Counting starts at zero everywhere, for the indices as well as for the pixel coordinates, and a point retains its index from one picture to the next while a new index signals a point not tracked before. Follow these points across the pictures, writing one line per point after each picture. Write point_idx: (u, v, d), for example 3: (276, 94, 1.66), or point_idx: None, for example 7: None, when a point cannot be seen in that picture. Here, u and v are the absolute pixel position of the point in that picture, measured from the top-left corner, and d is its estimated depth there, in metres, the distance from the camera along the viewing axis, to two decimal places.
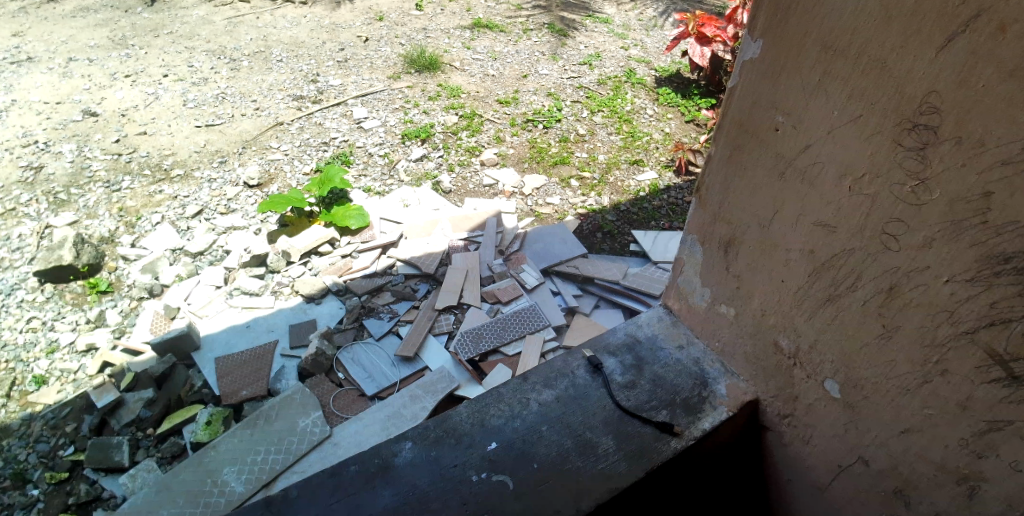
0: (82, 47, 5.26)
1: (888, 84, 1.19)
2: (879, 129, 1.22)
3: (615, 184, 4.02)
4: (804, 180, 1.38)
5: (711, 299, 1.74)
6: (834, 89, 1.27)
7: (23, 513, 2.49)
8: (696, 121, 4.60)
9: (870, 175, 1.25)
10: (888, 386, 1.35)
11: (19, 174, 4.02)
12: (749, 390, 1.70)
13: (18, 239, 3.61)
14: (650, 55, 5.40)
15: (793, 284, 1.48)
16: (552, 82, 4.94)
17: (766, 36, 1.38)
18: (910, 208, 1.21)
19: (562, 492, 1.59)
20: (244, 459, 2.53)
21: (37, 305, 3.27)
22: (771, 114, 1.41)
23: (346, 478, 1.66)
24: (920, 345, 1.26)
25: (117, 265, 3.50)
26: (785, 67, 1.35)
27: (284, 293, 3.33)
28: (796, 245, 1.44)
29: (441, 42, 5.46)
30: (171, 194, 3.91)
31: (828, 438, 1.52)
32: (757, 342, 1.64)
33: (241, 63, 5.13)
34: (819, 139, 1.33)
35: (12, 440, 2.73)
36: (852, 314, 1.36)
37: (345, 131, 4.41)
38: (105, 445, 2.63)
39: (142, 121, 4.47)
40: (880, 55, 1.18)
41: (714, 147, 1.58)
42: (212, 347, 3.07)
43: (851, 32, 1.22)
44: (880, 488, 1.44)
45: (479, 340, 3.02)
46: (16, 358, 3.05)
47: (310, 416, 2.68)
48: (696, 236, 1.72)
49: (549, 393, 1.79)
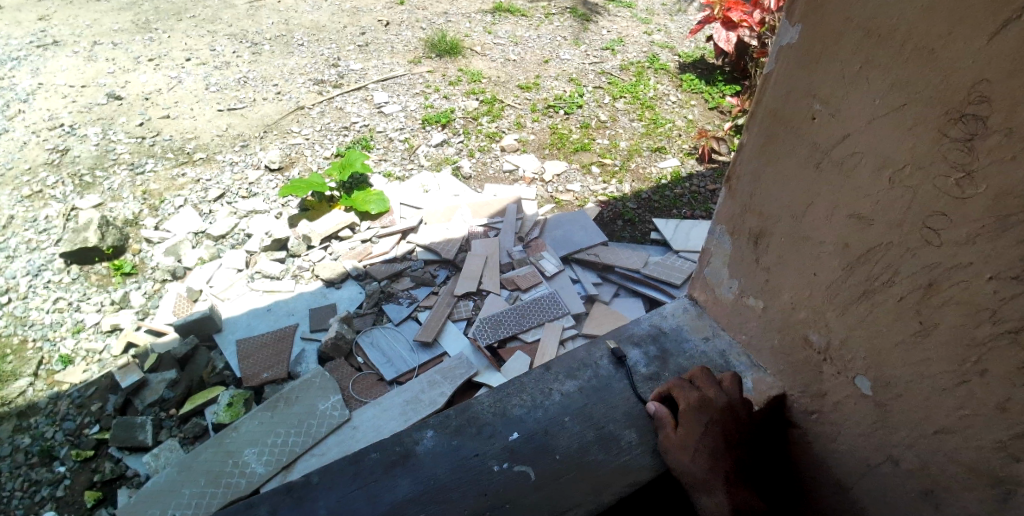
0: (107, 31, 5.29)
1: (934, 72, 1.14)
2: (923, 120, 1.17)
3: (637, 171, 3.96)
4: (840, 171, 1.34)
5: (738, 291, 1.70)
6: (876, 76, 1.23)
7: (50, 490, 2.53)
8: (720, 108, 4.52)
9: (911, 167, 1.21)
10: (922, 385, 1.31)
11: (46, 157, 4.07)
12: (775, 385, 1.66)
13: (45, 221, 3.66)
14: (674, 40, 5.30)
15: (824, 277, 1.44)
16: (574, 68, 4.88)
17: (804, 20, 1.33)
18: (952, 201, 1.17)
19: (583, 484, 1.59)
20: (264, 441, 2.55)
21: (64, 286, 3.32)
22: (808, 102, 1.37)
23: (366, 465, 1.66)
24: (958, 344, 1.22)
25: (140, 248, 3.53)
26: (824, 53, 1.31)
27: (304, 278, 3.34)
28: (830, 237, 1.39)
29: (462, 26, 5.40)
30: (194, 178, 3.94)
31: (856, 436, 1.49)
32: (786, 336, 1.60)
33: (263, 47, 5.13)
34: (858, 129, 1.28)
35: (39, 418, 2.78)
36: (888, 310, 1.32)
37: (365, 116, 4.40)
38: (129, 425, 2.65)
39: (165, 105, 4.49)
40: (927, 42, 1.14)
41: (747, 136, 1.54)
42: (234, 329, 3.09)
43: (896, 18, 1.17)
44: (908, 490, 1.40)
45: (498, 326, 3.01)
46: (43, 337, 3.10)
47: (329, 399, 2.69)
48: (725, 226, 1.69)
49: (571, 384, 1.77)
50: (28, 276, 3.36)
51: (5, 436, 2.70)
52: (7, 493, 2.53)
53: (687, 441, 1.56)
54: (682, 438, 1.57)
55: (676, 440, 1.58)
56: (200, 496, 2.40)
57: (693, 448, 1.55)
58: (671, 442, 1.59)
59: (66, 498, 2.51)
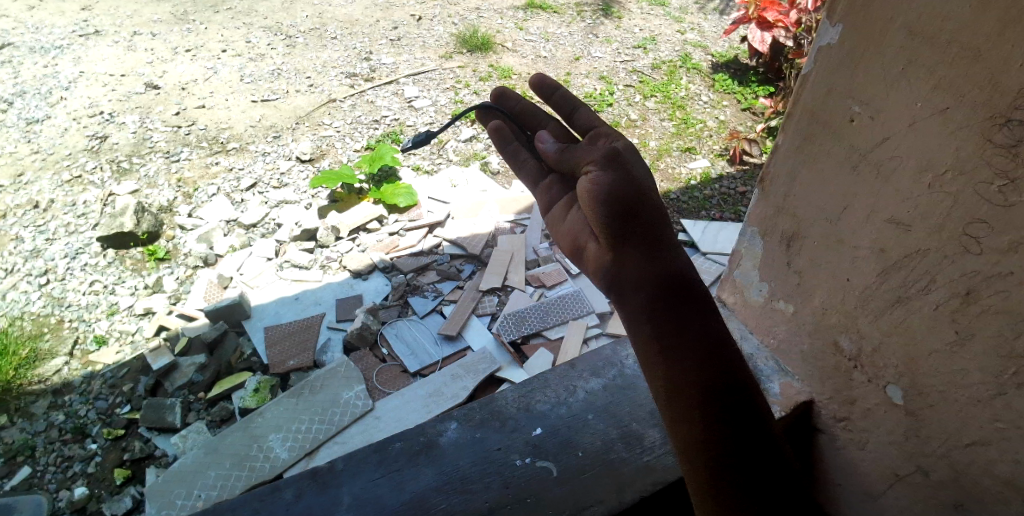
0: (147, 22, 5.41)
1: (981, 74, 1.07)
2: (967, 123, 1.11)
3: (666, 171, 3.93)
4: (879, 175, 1.27)
5: (768, 294, 1.65)
6: (919, 78, 1.16)
7: (82, 466, 2.61)
8: (753, 109, 4.47)
9: (953, 172, 1.14)
10: (955, 396, 1.27)
11: (86, 143, 4.18)
12: (803, 391, 1.62)
13: (84, 205, 3.76)
14: (708, 39, 5.24)
15: (858, 284, 1.38)
16: (605, 66, 4.86)
17: (846, 19, 1.25)
18: (994, 208, 1.11)
19: (605, 482, 1.60)
20: (289, 427, 2.59)
21: (100, 269, 3.41)
22: (846, 103, 1.29)
23: (390, 454, 1.69)
24: (995, 354, 1.18)
25: (174, 234, 3.60)
26: (865, 52, 1.23)
27: (332, 268, 3.39)
28: (866, 242, 1.33)
29: (494, 22, 5.41)
30: (227, 167, 4.01)
31: (885, 444, 1.46)
32: (816, 341, 1.54)
33: (297, 40, 5.20)
34: (899, 131, 1.21)
35: (73, 396, 2.85)
36: (923, 318, 1.27)
37: (396, 110, 4.43)
38: (159, 406, 2.73)
39: (201, 95, 4.58)
40: (974, 43, 1.07)
41: (783, 136, 1.47)
42: (262, 317, 3.15)
43: (944, 17, 1.10)
44: (938, 500, 1.39)
45: (523, 323, 3.02)
46: (79, 318, 3.19)
47: (353, 389, 2.72)
48: (757, 228, 1.62)
49: (595, 382, 1.79)
50: (67, 258, 3.46)
51: (41, 412, 2.78)
52: (41, 468, 2.60)
53: (625, 178, 1.17)
54: (622, 168, 1.18)
55: (603, 174, 1.17)
56: (226, 478, 2.45)
57: (638, 194, 1.16)
58: (588, 178, 1.18)
59: (96, 474, 2.58)
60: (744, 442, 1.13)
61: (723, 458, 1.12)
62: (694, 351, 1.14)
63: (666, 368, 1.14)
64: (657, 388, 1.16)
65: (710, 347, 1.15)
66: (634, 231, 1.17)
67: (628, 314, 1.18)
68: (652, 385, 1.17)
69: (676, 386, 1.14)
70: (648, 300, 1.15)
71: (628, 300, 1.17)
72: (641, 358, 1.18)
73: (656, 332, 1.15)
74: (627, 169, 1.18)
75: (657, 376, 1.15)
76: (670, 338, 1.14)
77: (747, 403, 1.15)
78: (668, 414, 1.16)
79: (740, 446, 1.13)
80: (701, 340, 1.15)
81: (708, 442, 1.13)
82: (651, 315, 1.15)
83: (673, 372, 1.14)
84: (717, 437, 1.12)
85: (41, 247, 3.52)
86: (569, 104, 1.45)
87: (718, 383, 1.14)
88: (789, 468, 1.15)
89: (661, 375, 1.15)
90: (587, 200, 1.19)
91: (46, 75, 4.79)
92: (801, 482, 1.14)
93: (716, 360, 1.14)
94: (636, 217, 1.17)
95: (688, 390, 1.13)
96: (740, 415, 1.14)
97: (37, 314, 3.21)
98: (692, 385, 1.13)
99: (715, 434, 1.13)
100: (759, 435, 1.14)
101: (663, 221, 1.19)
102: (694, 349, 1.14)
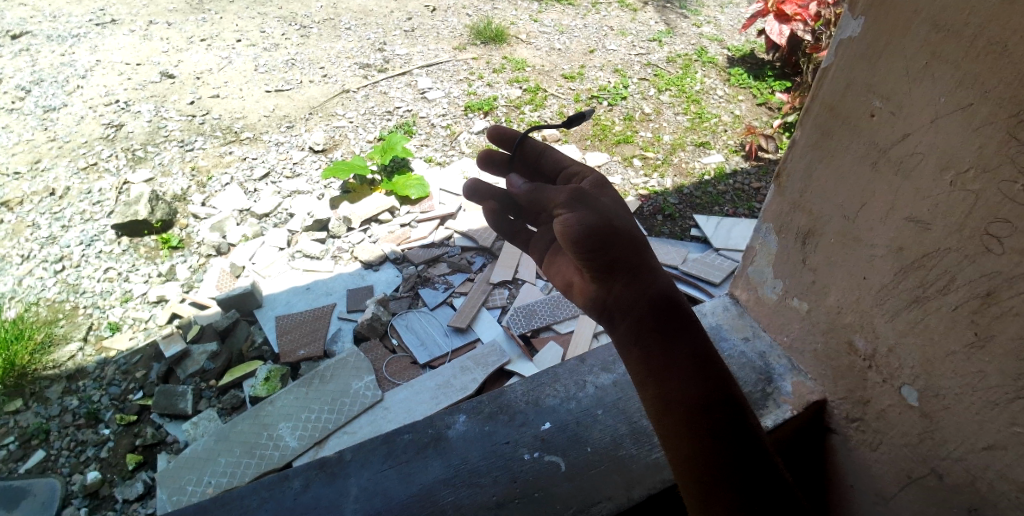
0: (162, 11, 5.43)
1: (1006, 70, 1.04)
2: (990, 120, 1.08)
3: (680, 166, 3.90)
4: (898, 172, 1.25)
5: (782, 292, 1.63)
6: (943, 73, 1.13)
7: (95, 451, 2.63)
8: (769, 104, 4.42)
9: (975, 170, 1.12)
10: (973, 400, 1.24)
11: (102, 131, 4.20)
12: (816, 390, 1.59)
13: (99, 193, 3.78)
14: (724, 33, 5.18)
15: (874, 282, 1.35)
16: (620, 59, 4.82)
17: (869, 12, 1.23)
18: (1018, 207, 1.08)
19: (614, 477, 1.59)
20: (299, 416, 2.60)
21: (114, 256, 3.43)
22: (867, 98, 1.27)
23: (399, 446, 1.69)
24: (1015, 359, 1.15)
25: (187, 223, 3.62)
26: (888, 46, 1.21)
27: (343, 259, 3.39)
28: (883, 241, 1.31)
29: (508, 14, 5.38)
30: (240, 156, 4.02)
31: (898, 446, 1.43)
32: (830, 341, 1.52)
33: (311, 30, 5.19)
34: (920, 128, 1.19)
35: (86, 381, 2.88)
36: (942, 319, 1.24)
37: (409, 101, 4.42)
38: (171, 393, 2.74)
39: (215, 85, 4.59)
40: (1000, 37, 1.04)
41: (800, 131, 1.45)
42: (273, 306, 3.16)
43: (970, 11, 1.08)
44: (951, 504, 1.35)
45: (533, 316, 3.01)
46: (93, 304, 3.22)
47: (363, 379, 2.73)
48: (772, 224, 1.61)
49: (605, 377, 1.78)
50: (82, 245, 3.49)
51: (55, 397, 2.81)
52: (54, 452, 2.63)
53: (598, 213, 1.08)
54: (592, 208, 1.09)
55: (573, 213, 1.07)
56: (236, 465, 2.47)
57: (614, 223, 1.09)
58: (559, 218, 1.08)
59: (109, 459, 2.60)
60: (738, 451, 1.11)
61: (716, 472, 1.10)
62: (683, 368, 1.12)
63: (653, 388, 1.13)
64: (647, 406, 1.15)
65: (698, 361, 1.13)
66: (617, 258, 1.11)
67: (617, 336, 1.16)
68: (642, 402, 1.15)
69: (668, 403, 1.12)
70: (636, 322, 1.13)
71: (617, 323, 1.15)
72: (631, 377, 1.16)
73: (645, 352, 1.14)
74: (596, 204, 1.10)
75: (649, 394, 1.14)
76: (659, 357, 1.13)
77: (736, 417, 1.13)
78: (659, 431, 1.15)
79: (735, 453, 1.11)
80: (689, 355, 1.13)
81: (701, 455, 1.11)
82: (636, 336, 1.13)
83: (665, 384, 1.12)
84: (708, 451, 1.11)
85: (57, 234, 3.56)
86: (535, 149, 1.35)
87: (710, 394, 1.12)
88: (781, 479, 1.12)
89: (653, 393, 1.13)
90: (561, 243, 1.10)
91: (63, 64, 4.82)
92: (793, 493, 1.12)
93: (705, 372, 1.13)
94: (616, 245, 1.10)
95: (681, 404, 1.12)
96: (734, 422, 1.12)
97: (52, 301, 3.23)
98: (681, 400, 1.12)
99: (710, 443, 1.11)
100: (751, 448, 1.12)
101: (634, 255, 1.12)
102: (682, 366, 1.12)
